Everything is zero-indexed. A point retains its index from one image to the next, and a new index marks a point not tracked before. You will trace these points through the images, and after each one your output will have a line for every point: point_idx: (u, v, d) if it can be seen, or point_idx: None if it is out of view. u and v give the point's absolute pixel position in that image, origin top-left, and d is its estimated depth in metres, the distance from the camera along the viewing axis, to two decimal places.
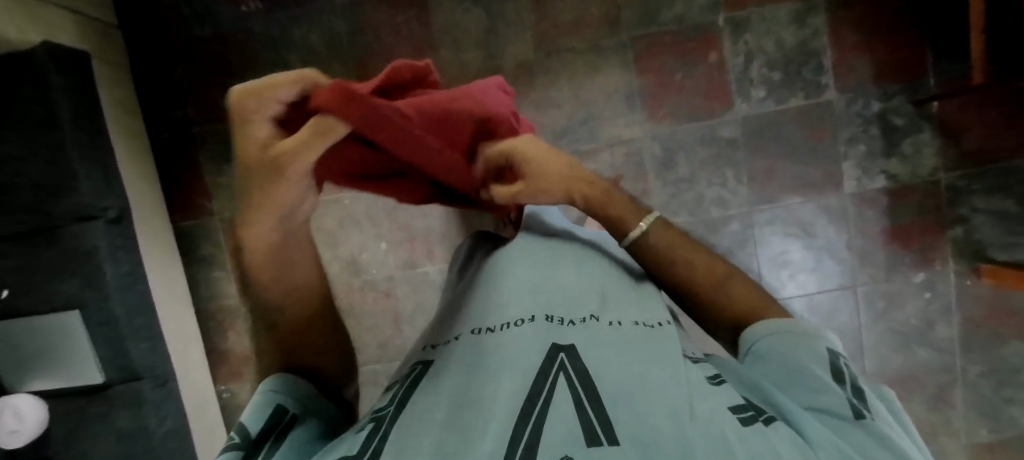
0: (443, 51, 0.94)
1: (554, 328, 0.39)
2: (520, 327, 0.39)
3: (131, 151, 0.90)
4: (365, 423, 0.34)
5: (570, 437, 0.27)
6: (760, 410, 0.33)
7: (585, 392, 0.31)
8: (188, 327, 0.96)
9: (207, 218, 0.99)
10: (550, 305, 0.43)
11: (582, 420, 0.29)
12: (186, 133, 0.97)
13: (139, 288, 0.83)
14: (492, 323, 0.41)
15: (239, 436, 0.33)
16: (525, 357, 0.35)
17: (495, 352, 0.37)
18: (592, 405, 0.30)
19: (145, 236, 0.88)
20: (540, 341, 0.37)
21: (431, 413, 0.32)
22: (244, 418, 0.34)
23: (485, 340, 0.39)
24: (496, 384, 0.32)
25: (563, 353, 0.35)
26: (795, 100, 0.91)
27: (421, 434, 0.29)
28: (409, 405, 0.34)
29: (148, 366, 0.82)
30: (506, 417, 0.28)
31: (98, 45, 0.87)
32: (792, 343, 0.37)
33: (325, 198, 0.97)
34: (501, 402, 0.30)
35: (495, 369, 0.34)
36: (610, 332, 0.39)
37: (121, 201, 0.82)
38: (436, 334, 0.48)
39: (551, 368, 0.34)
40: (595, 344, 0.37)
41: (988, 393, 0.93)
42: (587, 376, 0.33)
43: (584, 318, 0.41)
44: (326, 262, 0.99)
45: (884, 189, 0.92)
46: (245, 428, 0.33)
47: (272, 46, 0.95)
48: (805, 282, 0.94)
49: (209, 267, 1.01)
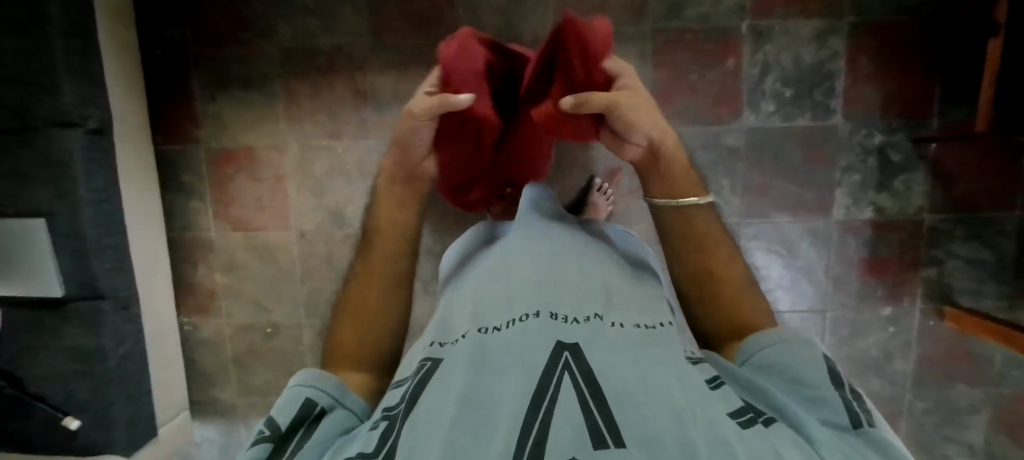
0: (460, 11, 0.90)
1: (560, 326, 0.38)
2: (524, 322, 0.38)
3: (118, 58, 0.86)
4: (378, 421, 0.35)
5: (577, 440, 0.28)
6: (761, 413, 0.34)
7: (587, 389, 0.32)
8: (158, 254, 0.96)
9: (192, 146, 0.97)
10: (555, 300, 0.42)
11: (590, 424, 0.29)
12: (181, 54, 0.94)
13: (111, 206, 0.81)
14: (499, 321, 0.40)
15: (269, 429, 0.37)
16: (530, 355, 0.35)
17: (498, 349, 0.36)
18: (601, 410, 0.30)
19: (124, 154, 0.87)
20: (545, 338, 0.36)
21: (435, 409, 0.32)
22: (273, 412, 0.38)
23: (490, 339, 0.38)
24: (502, 384, 0.33)
25: (569, 351, 0.35)
26: (801, 119, 0.90)
27: (433, 434, 0.29)
28: (418, 403, 0.34)
29: (113, 287, 0.81)
30: (515, 422, 0.29)
31: None
32: (792, 349, 0.40)
33: (318, 144, 0.96)
34: (508, 406, 0.30)
35: (501, 368, 0.34)
36: (615, 334, 0.39)
37: (102, 112, 0.79)
38: (435, 327, 0.47)
39: (556, 367, 0.34)
40: (600, 345, 0.37)
41: (929, 429, 0.97)
42: (591, 374, 0.33)
43: (589, 317, 0.40)
44: (309, 209, 0.98)
45: (870, 221, 0.92)
46: (274, 421, 0.37)
47: None
48: (778, 300, 0.96)
49: (187, 196, 0.99)
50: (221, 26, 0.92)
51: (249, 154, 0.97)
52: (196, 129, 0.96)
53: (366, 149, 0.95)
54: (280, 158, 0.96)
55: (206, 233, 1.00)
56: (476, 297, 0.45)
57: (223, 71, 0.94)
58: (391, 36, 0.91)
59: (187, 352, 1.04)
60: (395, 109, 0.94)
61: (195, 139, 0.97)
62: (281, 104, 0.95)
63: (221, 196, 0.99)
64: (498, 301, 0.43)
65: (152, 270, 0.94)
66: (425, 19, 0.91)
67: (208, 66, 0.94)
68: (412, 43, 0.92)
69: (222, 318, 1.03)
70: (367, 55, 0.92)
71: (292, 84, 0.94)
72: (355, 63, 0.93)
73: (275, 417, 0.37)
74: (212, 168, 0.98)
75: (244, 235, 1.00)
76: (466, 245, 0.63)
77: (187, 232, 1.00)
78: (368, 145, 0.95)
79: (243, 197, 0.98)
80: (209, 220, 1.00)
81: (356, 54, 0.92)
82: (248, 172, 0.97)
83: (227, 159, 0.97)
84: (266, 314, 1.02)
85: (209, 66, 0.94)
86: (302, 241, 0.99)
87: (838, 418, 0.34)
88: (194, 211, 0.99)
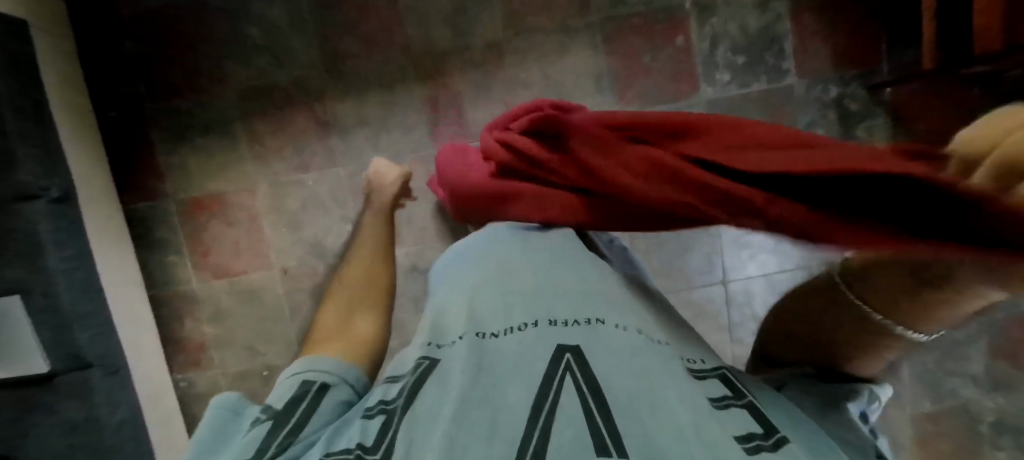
0: (410, 29, 0.91)
1: (560, 332, 0.35)
2: (523, 332, 0.35)
3: (72, 120, 0.85)
4: (373, 413, 0.33)
5: (577, 443, 0.26)
6: (773, 430, 0.29)
7: (590, 393, 0.29)
8: (141, 314, 0.94)
9: (161, 200, 0.96)
10: (553, 304, 0.38)
11: (591, 427, 0.27)
12: (138, 111, 0.94)
13: (86, 272, 0.80)
14: (497, 326, 0.36)
15: (267, 412, 0.35)
16: (529, 363, 0.32)
17: (500, 357, 0.33)
18: (602, 412, 0.28)
19: (91, 218, 0.85)
20: (545, 344, 0.33)
21: (436, 406, 0.30)
22: (271, 400, 0.37)
23: (488, 347, 0.34)
24: (503, 390, 0.30)
25: (570, 353, 0.32)
26: (757, 84, 0.92)
27: (433, 433, 0.28)
28: (415, 402, 0.32)
29: (98, 354, 0.80)
30: (516, 434, 0.26)
31: (42, 15, 0.82)
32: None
33: (288, 179, 0.95)
34: (511, 413, 0.28)
35: (502, 374, 0.31)
36: (618, 337, 0.34)
37: (65, 181, 0.79)
38: (427, 323, 0.42)
39: (557, 371, 0.31)
40: (603, 347, 0.33)
41: (932, 367, 0.98)
42: (594, 380, 0.30)
43: (589, 319, 0.36)
44: (289, 245, 0.97)
45: None
46: (271, 406, 0.36)
47: (230, 20, 0.91)
48: (765, 262, 0.97)
49: (163, 251, 0.98)
50: (174, 78, 0.93)
51: (220, 200, 0.96)
52: (163, 182, 0.96)
53: (337, 177, 0.95)
54: (252, 198, 0.96)
55: (187, 285, 0.99)
56: (472, 299, 0.41)
57: (182, 120, 0.94)
58: (345, 63, 0.92)
59: (184, 409, 1.02)
60: (360, 134, 0.94)
61: (162, 193, 0.96)
62: (245, 147, 0.94)
63: (198, 246, 0.98)
64: (498, 302, 0.39)
65: (137, 329, 0.92)
66: (377, 41, 0.91)
67: (167, 118, 0.94)
68: (367, 67, 0.92)
69: (217, 369, 1.01)
70: (324, 85, 0.93)
71: (254, 123, 0.94)
72: (313, 94, 0.93)
73: (272, 403, 0.36)
74: (185, 219, 0.97)
75: (228, 282, 0.98)
76: (454, 249, 0.55)
77: (168, 288, 0.99)
78: (337, 173, 0.95)
79: (220, 243, 0.97)
80: (189, 272, 0.99)
81: (313, 85, 0.93)
82: (222, 218, 0.97)
83: (199, 208, 0.96)
84: (259, 358, 1.00)
85: (167, 119, 0.94)
86: (286, 279, 0.98)
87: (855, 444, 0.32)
88: (172, 265, 0.98)
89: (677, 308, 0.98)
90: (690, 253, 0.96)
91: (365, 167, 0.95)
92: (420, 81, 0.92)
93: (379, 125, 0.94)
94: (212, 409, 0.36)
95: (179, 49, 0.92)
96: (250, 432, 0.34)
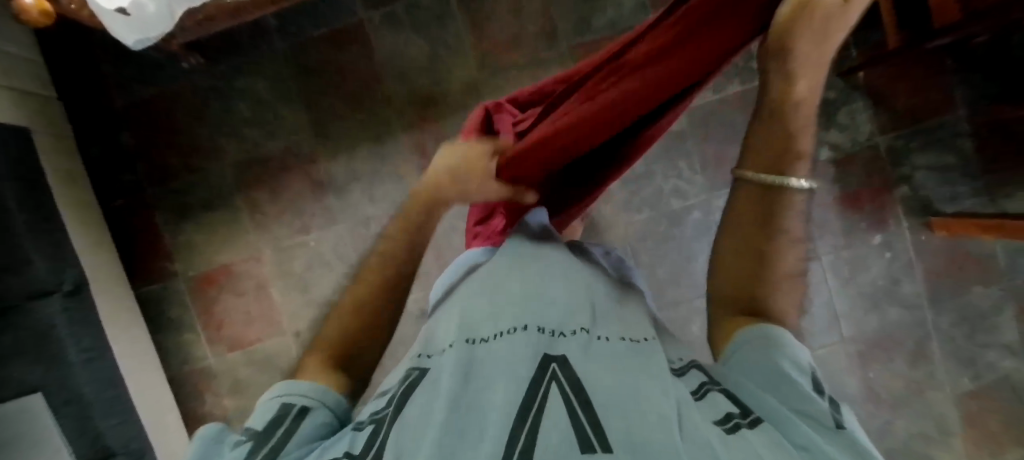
0: (389, 83, 0.95)
1: (547, 341, 0.31)
2: (510, 336, 0.32)
3: (79, 216, 0.88)
4: (364, 424, 0.30)
5: (562, 441, 0.22)
6: (748, 411, 0.27)
7: (576, 396, 0.26)
8: (162, 395, 0.95)
9: (170, 280, 0.98)
10: (540, 309, 0.35)
11: (575, 426, 0.23)
12: (141, 196, 0.97)
13: (104, 360, 0.81)
14: (486, 329, 0.33)
15: (247, 437, 0.31)
16: (512, 367, 0.29)
17: (486, 362, 0.30)
18: (587, 412, 0.24)
19: (106, 306, 0.87)
20: (530, 349, 0.30)
21: (425, 413, 0.27)
22: (252, 424, 0.32)
23: (476, 350, 0.31)
24: (488, 393, 0.27)
25: (556, 362, 0.29)
26: (732, 87, 0.95)
27: (419, 441, 0.25)
28: (404, 407, 0.29)
29: (122, 441, 0.79)
30: (498, 431, 0.23)
31: (43, 120, 0.87)
32: (749, 343, 0.30)
33: (291, 242, 0.97)
34: (493, 414, 0.25)
35: (486, 379, 0.28)
36: (606, 350, 0.31)
37: (77, 274, 0.81)
38: (422, 337, 0.40)
39: (542, 378, 0.28)
40: (591, 357, 0.30)
41: (963, 342, 0.95)
42: (580, 383, 0.27)
43: (575, 330, 0.33)
44: (298, 306, 0.98)
45: (830, 160, 0.95)
46: (251, 430, 0.31)
47: (218, 98, 0.96)
48: None
49: (177, 330, 0.99)
50: (171, 159, 0.96)
51: (228, 272, 0.98)
52: (171, 262, 0.98)
53: (339, 234, 0.97)
54: (259, 266, 0.98)
55: (204, 360, 1.00)
56: (463, 305, 0.38)
57: (182, 200, 0.97)
58: (332, 123, 0.96)
59: None
60: (355, 189, 0.97)
61: (171, 272, 0.98)
62: (245, 216, 0.97)
63: (212, 320, 0.99)
64: (484, 307, 0.36)
65: (159, 412, 0.92)
66: (360, 99, 0.95)
67: (169, 200, 0.97)
68: (353, 123, 0.96)
69: None
70: (315, 149, 0.96)
71: (251, 193, 0.97)
72: (305, 157, 0.96)
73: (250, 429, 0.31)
74: (195, 296, 0.99)
75: (244, 352, 0.99)
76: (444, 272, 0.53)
77: (186, 365, 1.00)
78: (338, 229, 0.97)
79: (232, 314, 0.99)
80: (205, 347, 1.00)
81: (302, 149, 0.96)
82: (232, 289, 0.98)
83: (208, 283, 0.98)
84: None
85: (169, 200, 0.97)
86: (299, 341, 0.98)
87: (812, 409, 0.26)
88: (188, 342, 0.99)
89: (693, 318, 0.96)
90: (698, 258, 0.96)
91: (364, 220, 0.97)
92: (406, 130, 0.96)
93: (371, 178, 0.96)
94: (199, 433, 0.32)
95: (174, 133, 0.96)
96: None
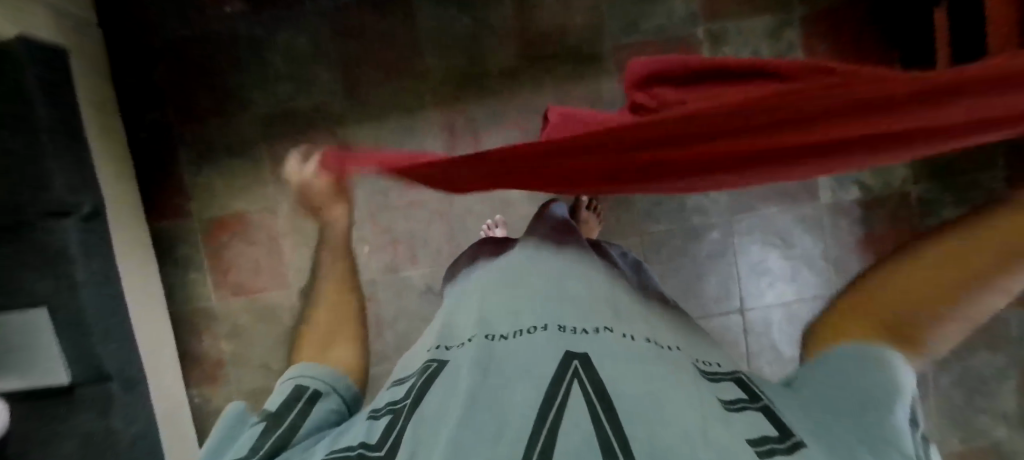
0: (427, 56, 0.94)
1: (569, 338, 0.31)
2: (530, 334, 0.32)
3: (105, 143, 0.89)
4: (382, 414, 0.31)
5: (585, 446, 0.22)
6: (788, 434, 0.26)
7: (599, 401, 0.25)
8: (161, 329, 0.96)
9: (184, 218, 0.99)
10: (564, 306, 0.34)
11: (599, 433, 0.23)
12: (166, 132, 0.98)
13: (110, 286, 0.82)
14: (506, 326, 0.34)
15: (265, 414, 0.36)
16: (533, 367, 0.29)
17: (505, 359, 0.30)
18: (609, 416, 0.24)
19: (119, 234, 0.88)
20: (550, 348, 0.30)
21: (443, 409, 0.27)
22: (268, 404, 0.37)
23: (495, 347, 0.32)
24: (508, 391, 0.27)
25: (578, 360, 0.29)
26: None
27: (437, 435, 0.25)
28: (423, 399, 0.30)
29: (117, 366, 0.80)
30: (518, 430, 0.23)
31: (80, 42, 0.87)
32: (852, 358, 0.33)
33: None
34: (513, 411, 0.25)
35: (506, 375, 0.28)
36: (630, 350, 0.30)
37: (96, 198, 0.82)
38: (439, 326, 0.41)
39: (564, 376, 0.27)
40: (614, 356, 0.30)
41: (960, 403, 0.94)
42: (603, 386, 0.26)
43: (598, 327, 0.32)
44: (306, 264, 0.99)
45: (857, 201, 0.94)
46: (268, 409, 0.36)
47: (255, 46, 0.95)
48: (783, 291, 0.95)
49: (184, 268, 1.00)
50: (200, 100, 0.97)
51: (242, 219, 0.99)
52: (187, 201, 0.99)
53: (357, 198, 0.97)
54: (274, 218, 0.98)
55: (206, 302, 1.01)
56: (484, 299, 0.38)
57: (206, 142, 0.97)
58: (365, 88, 0.95)
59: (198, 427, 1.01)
60: None
61: (186, 211, 0.99)
62: (267, 167, 0.98)
63: (219, 263, 1.00)
64: (507, 304, 0.36)
65: (156, 345, 0.93)
66: (397, 68, 0.95)
67: (193, 140, 0.97)
68: (386, 91, 0.95)
69: (231, 386, 1.01)
70: (345, 111, 0.96)
71: (275, 145, 0.97)
72: (334, 117, 0.96)
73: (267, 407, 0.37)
74: (206, 238, 1.00)
75: (246, 299, 1.00)
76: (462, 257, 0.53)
77: (188, 304, 1.01)
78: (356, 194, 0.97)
79: (240, 261, 1.00)
80: (208, 289, 1.01)
81: (332, 109, 0.96)
82: (244, 236, 0.99)
83: (221, 227, 0.99)
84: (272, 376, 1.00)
85: (193, 140, 0.98)
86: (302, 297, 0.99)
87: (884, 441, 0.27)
88: (192, 281, 1.01)
89: None
90: (709, 278, 0.95)
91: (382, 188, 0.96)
92: (438, 105, 0.95)
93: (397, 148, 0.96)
94: (220, 417, 0.36)
95: (206, 75, 0.96)
96: (247, 433, 0.34)
